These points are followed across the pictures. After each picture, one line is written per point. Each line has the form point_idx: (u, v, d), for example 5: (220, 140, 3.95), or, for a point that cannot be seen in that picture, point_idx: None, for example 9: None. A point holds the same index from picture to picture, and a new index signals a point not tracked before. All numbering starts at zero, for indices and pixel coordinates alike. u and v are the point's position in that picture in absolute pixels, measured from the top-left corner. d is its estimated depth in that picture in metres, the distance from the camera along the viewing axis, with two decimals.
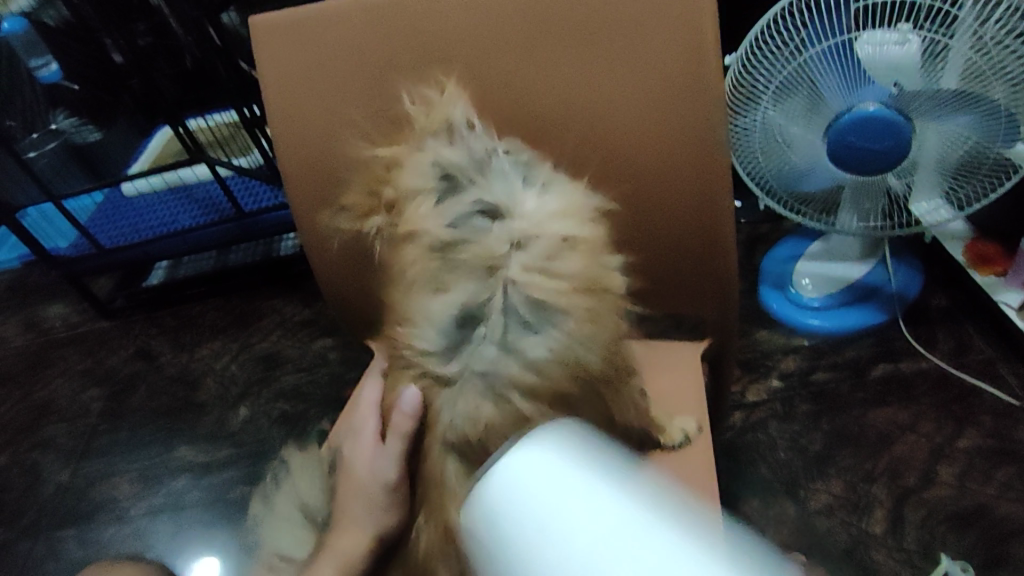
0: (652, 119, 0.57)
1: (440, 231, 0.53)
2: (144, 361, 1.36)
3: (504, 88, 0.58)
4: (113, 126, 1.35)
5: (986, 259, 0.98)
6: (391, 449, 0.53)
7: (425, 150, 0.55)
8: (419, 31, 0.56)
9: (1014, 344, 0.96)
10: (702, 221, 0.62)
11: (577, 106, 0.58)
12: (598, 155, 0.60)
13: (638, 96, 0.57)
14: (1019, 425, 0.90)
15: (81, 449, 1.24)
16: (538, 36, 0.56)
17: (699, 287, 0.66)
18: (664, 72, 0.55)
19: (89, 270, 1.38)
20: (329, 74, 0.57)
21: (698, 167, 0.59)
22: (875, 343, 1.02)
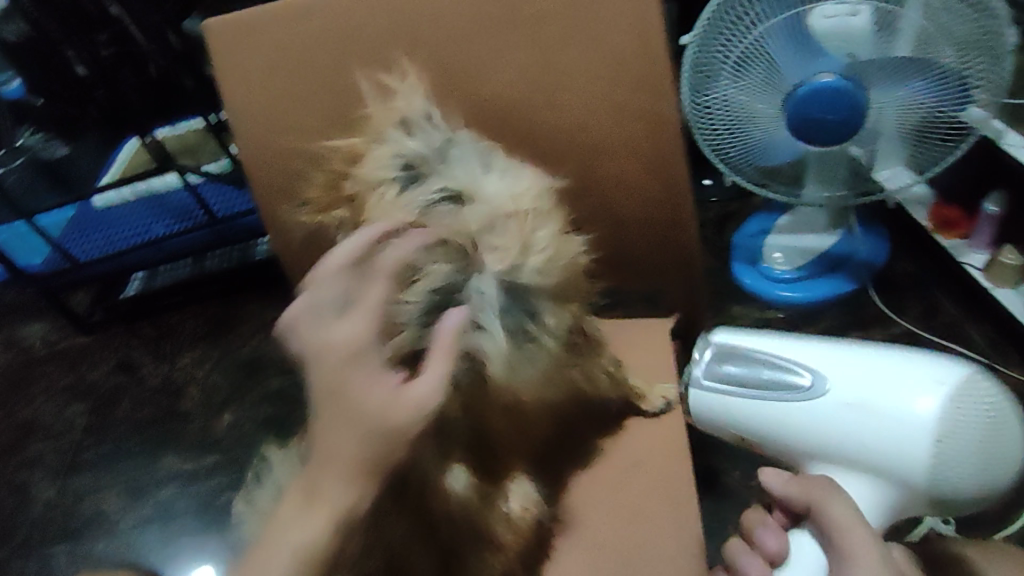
0: (605, 98, 0.58)
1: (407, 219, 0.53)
2: (126, 374, 1.36)
3: (456, 78, 0.58)
4: (80, 142, 1.30)
5: (949, 223, 1.00)
6: (427, 386, 0.44)
7: (386, 142, 0.55)
8: (366, 27, 0.57)
9: (982, 305, 0.97)
10: (661, 200, 0.63)
11: (529, 91, 0.58)
12: (554, 140, 0.60)
13: (589, 77, 0.58)
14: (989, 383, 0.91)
15: (68, 465, 1.24)
16: (486, 27, 0.57)
17: (661, 262, 0.67)
18: (615, 55, 0.56)
19: (65, 285, 1.37)
20: (284, 76, 0.58)
21: (654, 145, 0.60)
22: (847, 312, 1.04)
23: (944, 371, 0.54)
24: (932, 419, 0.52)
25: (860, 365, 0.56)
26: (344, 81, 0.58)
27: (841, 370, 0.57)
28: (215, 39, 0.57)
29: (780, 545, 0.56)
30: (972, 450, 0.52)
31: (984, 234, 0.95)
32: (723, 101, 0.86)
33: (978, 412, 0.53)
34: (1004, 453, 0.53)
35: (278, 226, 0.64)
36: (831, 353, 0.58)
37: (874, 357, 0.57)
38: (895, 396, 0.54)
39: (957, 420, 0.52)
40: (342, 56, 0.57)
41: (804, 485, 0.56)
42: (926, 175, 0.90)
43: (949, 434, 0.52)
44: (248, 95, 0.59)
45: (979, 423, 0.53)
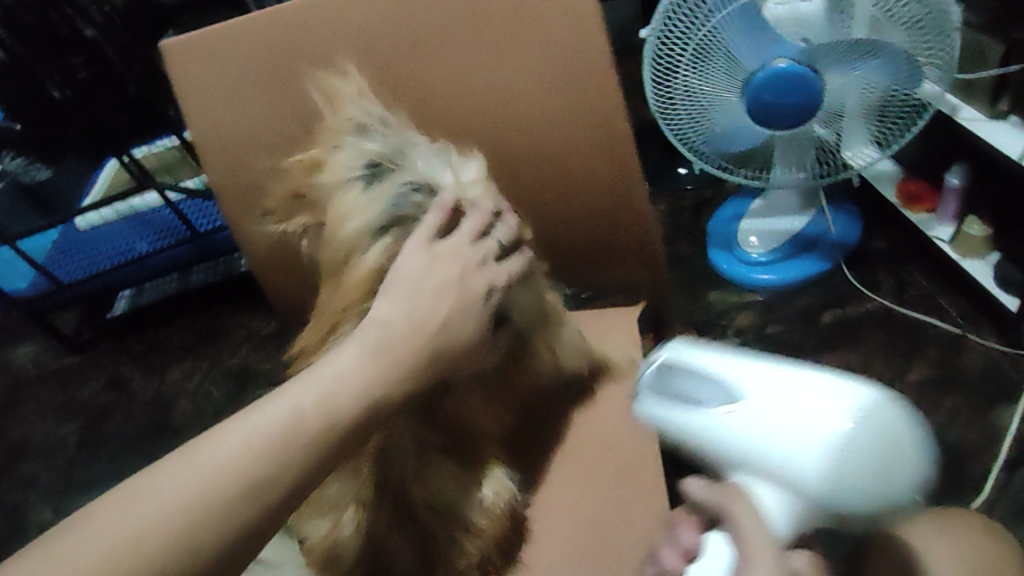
0: (555, 96, 0.59)
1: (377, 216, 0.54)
2: (116, 391, 1.37)
3: (410, 83, 0.60)
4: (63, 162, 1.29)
5: (917, 198, 1.01)
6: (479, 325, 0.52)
7: (344, 147, 0.55)
8: (318, 39, 0.58)
9: (952, 277, 0.99)
10: (617, 190, 0.65)
11: (479, 91, 0.60)
12: (506, 138, 0.62)
13: (538, 77, 0.59)
14: (963, 353, 0.93)
15: (62, 484, 1.25)
16: (433, 32, 0.58)
17: (623, 248, 0.69)
18: (560, 58, 0.58)
19: (50, 308, 1.38)
20: (242, 91, 0.59)
21: (606, 139, 0.61)
22: (823, 291, 1.05)
23: (855, 391, 0.45)
24: (816, 434, 0.44)
25: (778, 381, 0.47)
26: (300, 91, 0.59)
27: (760, 386, 0.47)
28: (171, 60, 0.58)
29: (693, 542, 0.50)
30: (859, 469, 0.43)
31: (950, 208, 0.96)
32: (685, 90, 0.88)
33: (880, 435, 0.43)
34: (897, 481, 0.43)
35: (251, 234, 0.65)
36: (756, 366, 0.49)
37: (801, 373, 0.47)
38: (794, 415, 0.45)
39: (847, 440, 0.43)
40: (295, 67, 0.59)
41: (721, 492, 0.48)
42: (890, 150, 0.92)
43: (844, 457, 0.43)
44: (206, 111, 0.60)
45: (869, 442, 0.43)
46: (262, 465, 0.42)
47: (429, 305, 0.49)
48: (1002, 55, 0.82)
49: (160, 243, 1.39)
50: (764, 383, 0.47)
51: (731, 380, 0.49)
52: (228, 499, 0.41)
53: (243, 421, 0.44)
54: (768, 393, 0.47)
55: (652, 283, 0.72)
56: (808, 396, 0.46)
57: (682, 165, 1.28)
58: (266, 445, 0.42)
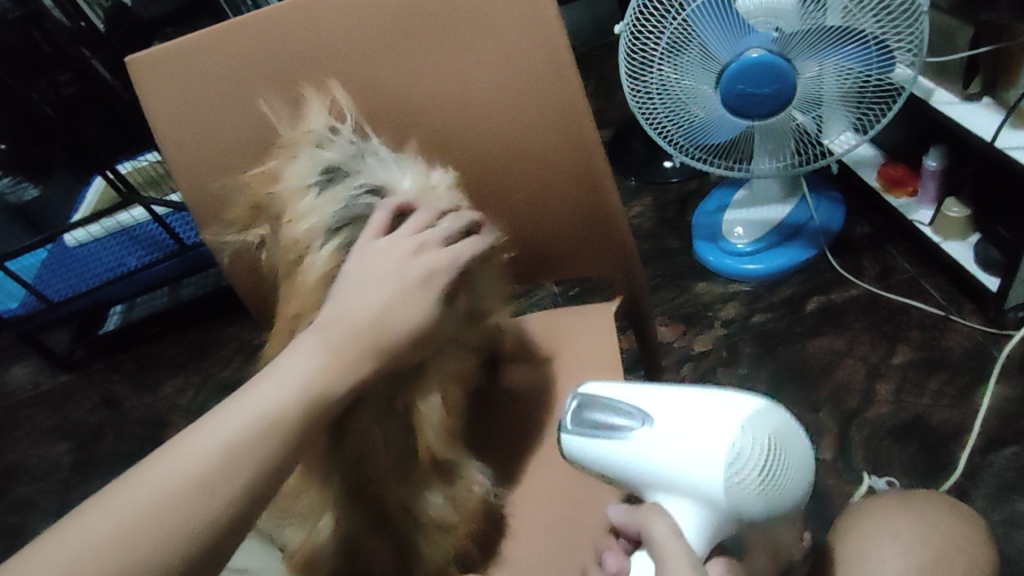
0: (520, 95, 0.60)
1: (329, 219, 0.54)
2: (110, 409, 1.37)
3: (374, 91, 0.60)
4: (51, 180, 1.31)
5: (896, 181, 1.01)
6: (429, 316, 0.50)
7: (302, 155, 0.56)
8: (285, 50, 0.58)
9: (936, 258, 1.00)
10: (588, 188, 0.65)
11: (444, 96, 0.61)
12: (474, 141, 0.63)
13: (503, 77, 0.60)
14: (946, 335, 0.94)
15: (57, 504, 1.25)
16: (397, 40, 0.58)
17: (597, 248, 0.70)
18: (524, 58, 0.58)
19: (41, 326, 1.37)
20: (211, 104, 0.60)
21: (574, 139, 0.62)
22: (807, 279, 1.06)
23: (741, 403, 0.46)
24: (714, 452, 0.45)
25: (676, 405, 0.48)
26: (269, 101, 0.60)
27: (661, 412, 0.48)
28: (138, 77, 0.58)
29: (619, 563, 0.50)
30: (758, 483, 0.44)
31: (930, 191, 0.97)
32: (660, 85, 0.88)
33: (773, 445, 0.45)
34: (794, 487, 0.45)
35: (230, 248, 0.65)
36: (655, 396, 0.50)
37: (695, 392, 0.49)
38: (693, 439, 0.46)
39: (743, 455, 0.44)
40: (263, 79, 0.59)
41: (640, 512, 0.49)
42: (868, 135, 0.93)
43: (744, 470, 0.44)
44: (177, 128, 0.60)
45: (761, 452, 0.44)
46: (237, 474, 0.42)
47: (370, 300, 0.48)
48: (970, 37, 0.83)
49: (147, 258, 1.39)
50: (666, 409, 0.48)
51: (635, 409, 0.50)
52: (185, 516, 0.41)
53: (201, 430, 0.44)
54: (670, 420, 0.48)
55: (630, 283, 0.72)
56: (703, 416, 0.47)
57: (666, 159, 1.28)
58: (220, 461, 0.42)
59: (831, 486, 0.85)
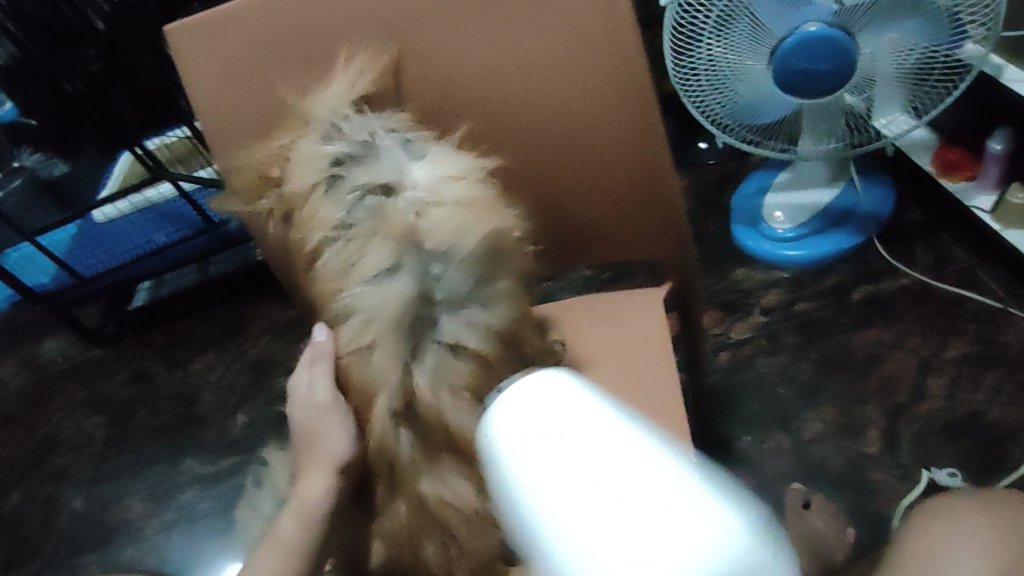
0: (565, 65, 0.59)
1: (334, 216, 0.53)
2: (140, 384, 1.38)
3: (425, 72, 0.59)
4: (80, 158, 1.33)
5: (954, 166, 0.98)
6: (323, 377, 0.56)
7: (310, 137, 0.55)
8: (322, 24, 0.56)
9: (994, 249, 0.96)
10: (643, 170, 0.64)
11: (486, 80, 0.60)
12: (515, 110, 0.62)
13: (543, 53, 0.59)
14: (1004, 328, 0.90)
15: (92, 477, 1.27)
16: (443, 12, 0.57)
17: (648, 227, 0.68)
18: (585, 28, 0.57)
19: (74, 302, 1.38)
20: (254, 73, 0.57)
21: (627, 114, 0.61)
22: (855, 267, 1.02)
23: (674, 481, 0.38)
24: None
25: None
26: (310, 78, 0.59)
27: None
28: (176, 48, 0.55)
29: None
30: None
31: (991, 175, 0.94)
32: (710, 60, 0.85)
33: None
34: None
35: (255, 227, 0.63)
36: (563, 408, 0.32)
37: None
38: None
39: None
40: (303, 47, 0.57)
41: None
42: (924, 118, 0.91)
43: None
44: (212, 104, 0.58)
45: None
46: None
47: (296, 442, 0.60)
48: None
49: (176, 234, 1.37)
50: (538, 422, 0.32)
51: None
52: None
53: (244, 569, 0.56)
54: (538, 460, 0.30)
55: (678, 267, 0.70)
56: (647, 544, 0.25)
57: (704, 140, 1.24)
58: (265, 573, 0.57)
59: (878, 482, 0.83)
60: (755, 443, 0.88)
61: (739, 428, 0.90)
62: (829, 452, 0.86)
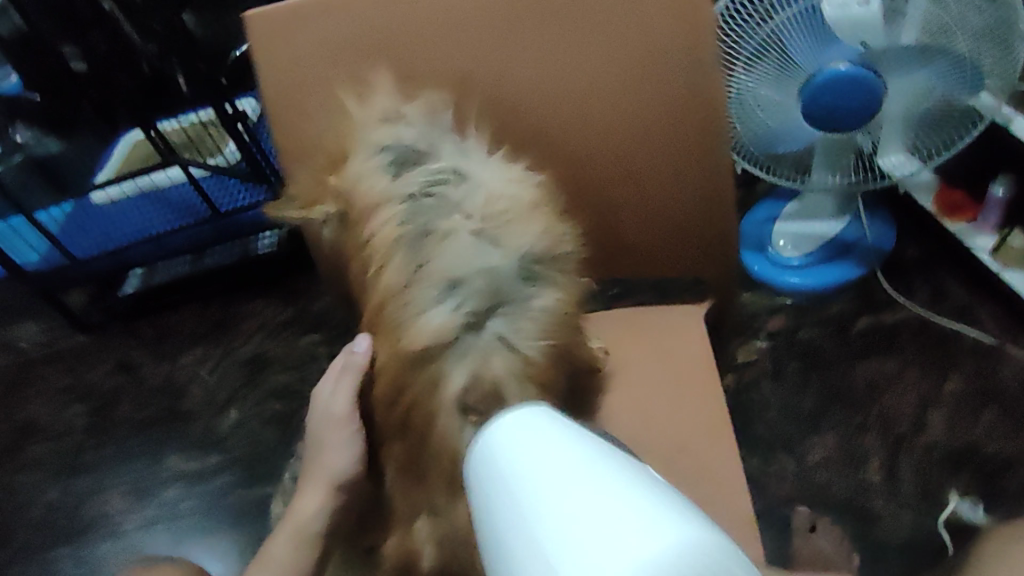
0: (641, 73, 0.64)
1: (405, 205, 0.55)
2: (125, 374, 1.34)
3: (496, 77, 0.64)
4: (75, 138, 1.28)
5: (956, 207, 1.02)
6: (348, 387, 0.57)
7: (385, 129, 0.59)
8: (403, 30, 0.61)
9: (990, 290, 1.00)
10: (698, 179, 0.68)
11: (560, 84, 0.64)
12: (582, 114, 0.66)
13: (623, 59, 0.63)
14: (1001, 366, 0.94)
15: (69, 467, 1.24)
16: (522, 20, 0.62)
17: (690, 245, 0.73)
18: (669, 48, 0.63)
19: (63, 283, 1.36)
20: (329, 72, 0.62)
21: (689, 123, 0.66)
22: (856, 297, 1.05)
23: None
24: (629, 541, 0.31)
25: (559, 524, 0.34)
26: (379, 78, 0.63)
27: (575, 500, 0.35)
28: (257, 33, 0.60)
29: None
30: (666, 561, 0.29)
31: (991, 216, 0.98)
32: (736, 90, 0.89)
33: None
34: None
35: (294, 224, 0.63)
36: None
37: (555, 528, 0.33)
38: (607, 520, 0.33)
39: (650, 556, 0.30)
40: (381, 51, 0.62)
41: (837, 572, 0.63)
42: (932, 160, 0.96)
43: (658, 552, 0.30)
44: (282, 91, 0.62)
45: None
46: None
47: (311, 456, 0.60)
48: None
49: (178, 221, 1.35)
50: None
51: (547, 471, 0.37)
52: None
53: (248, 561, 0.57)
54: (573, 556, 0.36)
55: (718, 277, 0.75)
56: None
57: None
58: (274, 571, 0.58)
59: (881, 511, 0.86)
60: (761, 465, 0.91)
61: (746, 451, 0.93)
62: (834, 479, 0.89)
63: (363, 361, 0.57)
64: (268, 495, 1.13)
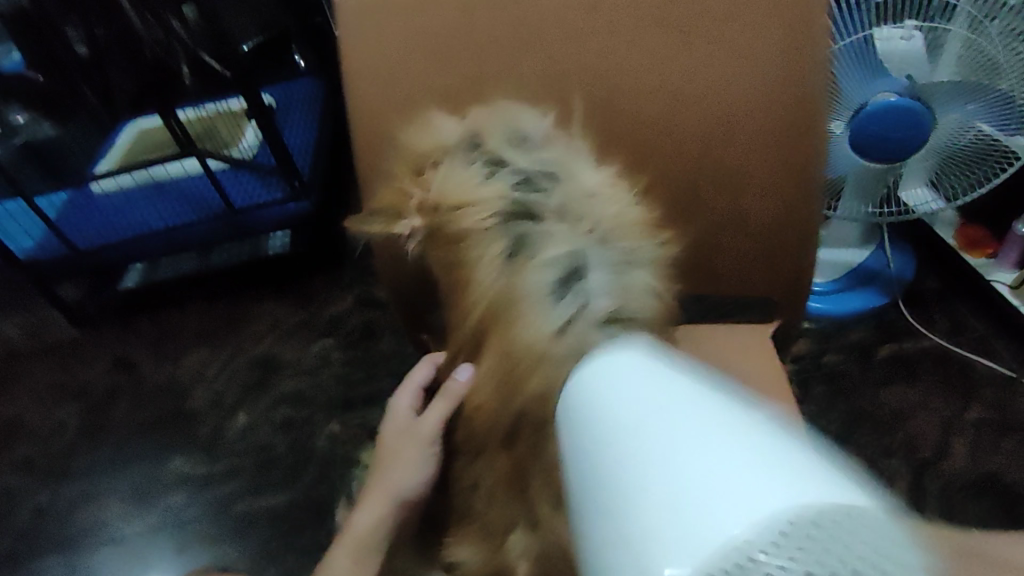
0: (732, 84, 0.62)
1: (499, 197, 0.52)
2: (124, 373, 1.29)
3: (584, 88, 0.63)
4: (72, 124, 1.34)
5: (975, 242, 1.05)
6: (434, 412, 0.55)
7: (475, 129, 0.57)
8: (493, 39, 0.61)
9: (1007, 323, 1.02)
10: (777, 196, 0.66)
11: (645, 91, 0.63)
12: (666, 122, 0.64)
13: (715, 68, 0.62)
14: (1019, 396, 0.96)
15: (59, 469, 1.17)
16: (613, 29, 0.61)
17: (771, 264, 0.70)
18: (774, 58, 0.61)
19: (59, 273, 1.31)
20: (417, 78, 0.62)
21: (777, 136, 0.63)
22: (878, 325, 1.07)
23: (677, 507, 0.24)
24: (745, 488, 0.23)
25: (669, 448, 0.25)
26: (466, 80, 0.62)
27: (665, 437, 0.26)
28: (351, 33, 0.60)
29: None
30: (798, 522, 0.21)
31: (1010, 254, 1.00)
32: None
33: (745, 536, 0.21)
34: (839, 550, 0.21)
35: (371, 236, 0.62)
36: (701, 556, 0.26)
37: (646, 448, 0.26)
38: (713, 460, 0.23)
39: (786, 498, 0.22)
40: (468, 57, 0.62)
41: None
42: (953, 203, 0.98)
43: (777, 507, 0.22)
44: (366, 94, 0.62)
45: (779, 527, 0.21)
46: None
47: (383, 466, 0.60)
48: None
49: (189, 216, 1.32)
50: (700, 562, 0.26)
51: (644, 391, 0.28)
52: None
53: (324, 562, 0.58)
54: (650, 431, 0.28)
55: (791, 296, 0.73)
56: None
57: None
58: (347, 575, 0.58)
59: None
60: None
61: None
62: None
63: (456, 391, 0.53)
64: (279, 503, 1.05)
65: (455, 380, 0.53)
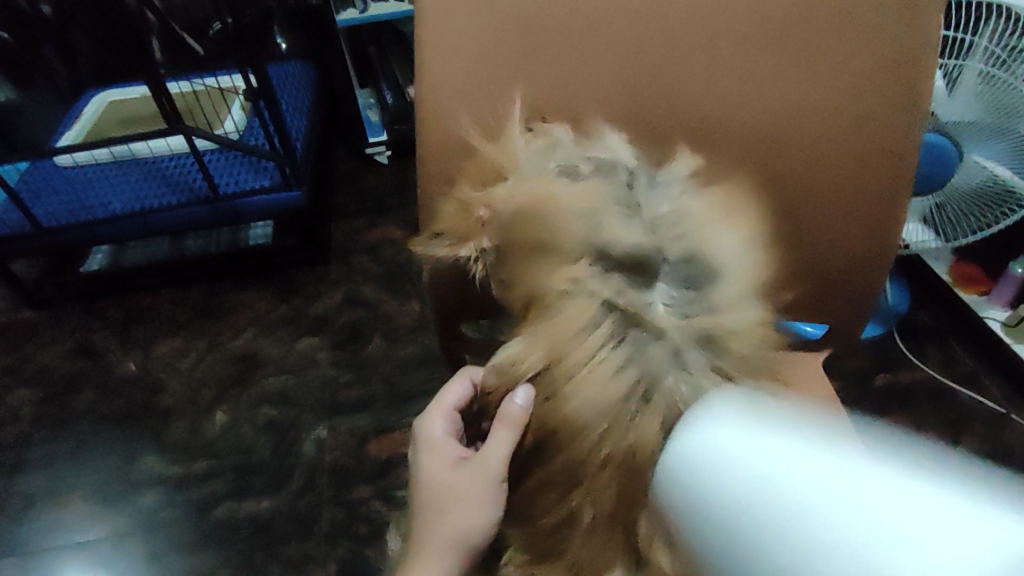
0: (837, 99, 0.53)
1: (588, 195, 0.45)
2: (86, 359, 1.20)
3: (664, 96, 0.55)
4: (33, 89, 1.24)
5: (970, 279, 1.09)
6: (497, 440, 0.47)
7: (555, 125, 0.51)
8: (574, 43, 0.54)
9: (997, 358, 1.05)
10: (864, 227, 0.58)
11: (735, 99, 0.54)
12: (757, 132, 0.55)
13: (819, 79, 0.53)
14: (1009, 430, 0.99)
15: (15, 461, 1.08)
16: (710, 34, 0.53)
17: (840, 285, 0.62)
18: (891, 71, 0.52)
19: (16, 250, 1.20)
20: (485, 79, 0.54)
21: (879, 162, 0.55)
22: (874, 354, 1.10)
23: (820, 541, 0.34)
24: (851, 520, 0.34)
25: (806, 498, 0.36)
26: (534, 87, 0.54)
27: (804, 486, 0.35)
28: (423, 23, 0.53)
29: None
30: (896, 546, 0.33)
31: (1004, 292, 1.04)
32: None
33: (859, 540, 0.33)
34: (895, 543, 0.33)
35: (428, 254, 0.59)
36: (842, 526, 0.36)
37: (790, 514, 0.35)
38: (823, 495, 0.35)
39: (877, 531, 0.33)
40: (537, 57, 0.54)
41: None
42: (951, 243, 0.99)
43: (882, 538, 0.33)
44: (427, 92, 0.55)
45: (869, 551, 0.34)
46: None
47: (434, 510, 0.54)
48: None
49: (170, 199, 1.24)
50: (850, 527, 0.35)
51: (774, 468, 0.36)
52: None
53: None
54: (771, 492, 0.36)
55: (850, 321, 0.64)
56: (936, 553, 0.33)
57: None
58: None
59: None
60: None
61: None
62: None
63: (518, 416, 0.46)
64: (262, 510, 1.00)
65: (515, 405, 0.46)
